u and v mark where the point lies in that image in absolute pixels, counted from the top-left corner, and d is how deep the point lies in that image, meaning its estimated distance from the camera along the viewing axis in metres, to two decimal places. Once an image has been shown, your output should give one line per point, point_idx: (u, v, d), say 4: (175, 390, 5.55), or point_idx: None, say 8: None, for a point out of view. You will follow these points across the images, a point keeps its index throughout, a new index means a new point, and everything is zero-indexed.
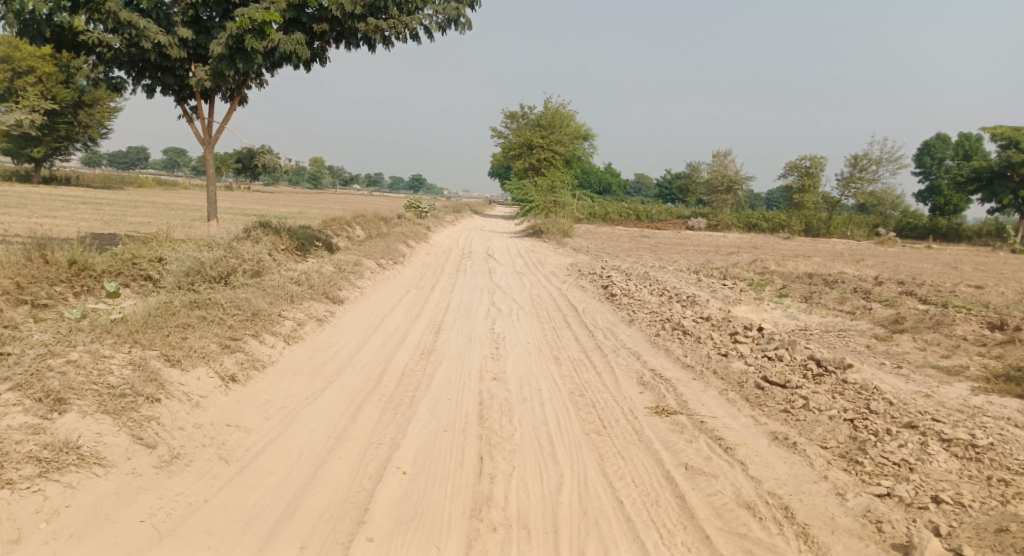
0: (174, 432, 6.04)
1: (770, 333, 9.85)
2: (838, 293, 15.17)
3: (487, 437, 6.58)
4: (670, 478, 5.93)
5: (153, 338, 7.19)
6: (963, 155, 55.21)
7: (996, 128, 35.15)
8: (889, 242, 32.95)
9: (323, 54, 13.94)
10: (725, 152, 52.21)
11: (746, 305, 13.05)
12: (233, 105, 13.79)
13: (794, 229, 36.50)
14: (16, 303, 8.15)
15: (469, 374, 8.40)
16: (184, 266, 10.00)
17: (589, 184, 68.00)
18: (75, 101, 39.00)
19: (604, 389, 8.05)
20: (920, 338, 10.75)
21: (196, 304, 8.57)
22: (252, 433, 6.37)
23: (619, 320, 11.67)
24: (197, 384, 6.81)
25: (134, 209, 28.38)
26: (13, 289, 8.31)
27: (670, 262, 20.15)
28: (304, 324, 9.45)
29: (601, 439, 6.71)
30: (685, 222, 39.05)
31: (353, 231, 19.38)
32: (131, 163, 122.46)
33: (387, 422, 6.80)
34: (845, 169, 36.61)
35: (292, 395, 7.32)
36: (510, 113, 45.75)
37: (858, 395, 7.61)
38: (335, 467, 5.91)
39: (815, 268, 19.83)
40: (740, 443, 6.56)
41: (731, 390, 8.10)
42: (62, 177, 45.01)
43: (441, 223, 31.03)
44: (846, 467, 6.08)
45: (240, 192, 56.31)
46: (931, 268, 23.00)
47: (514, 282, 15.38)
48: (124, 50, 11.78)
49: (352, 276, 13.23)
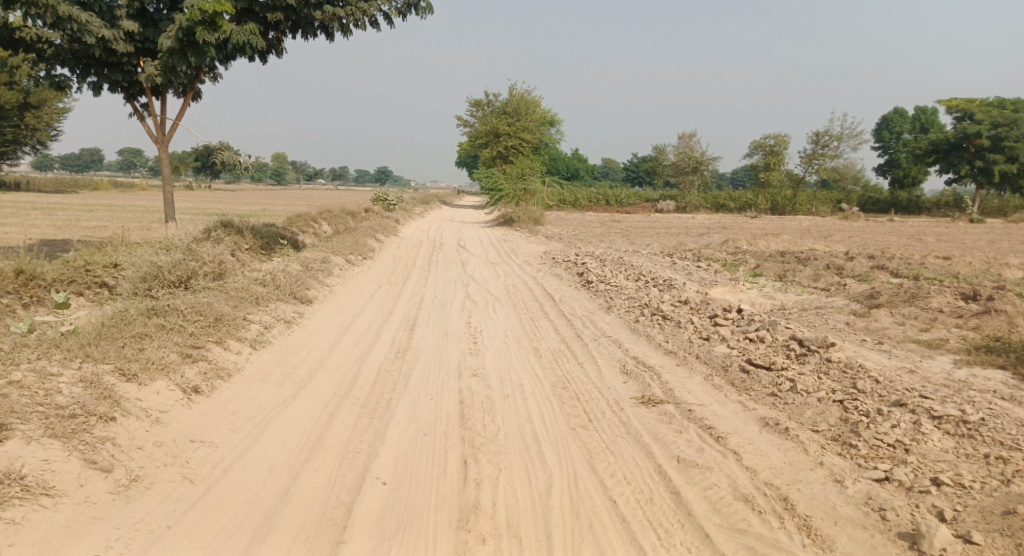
0: (133, 453, 5.66)
1: (750, 315, 9.67)
2: (812, 270, 15.08)
3: (470, 439, 6.28)
4: (663, 473, 5.70)
5: (107, 351, 6.76)
6: (920, 128, 56.02)
7: (951, 100, 35.51)
8: (854, 217, 33.20)
9: (279, 45, 13.45)
10: (690, 133, 52.24)
11: (723, 286, 12.90)
12: (187, 101, 13.24)
13: (760, 207, 36.68)
14: None
15: (447, 371, 8.09)
16: (139, 272, 9.51)
17: (556, 170, 67.67)
18: (22, 102, 37.67)
19: (587, 381, 7.79)
20: (898, 312, 10.66)
21: (154, 311, 8.12)
22: (218, 448, 6.01)
23: (596, 307, 11.42)
24: (156, 399, 6.41)
25: (91, 214, 27.44)
26: None
27: (642, 246, 19.97)
28: (271, 328, 9.05)
29: (588, 434, 6.45)
30: (653, 205, 39.02)
31: (319, 227, 18.90)
32: (85, 166, 119.32)
33: (363, 428, 6.47)
34: (808, 145, 36.77)
35: (261, 404, 6.95)
36: (474, 101, 45.19)
37: (843, 374, 7.45)
38: (309, 481, 5.58)
39: (787, 246, 19.79)
40: (731, 432, 6.34)
41: (716, 375, 7.89)
42: (13, 182, 43.54)
43: (409, 215, 30.54)
44: (841, 451, 5.90)
45: (200, 191, 55.17)
46: (897, 241, 23.14)
47: (487, 272, 15.05)
48: (66, 47, 11.17)
49: (320, 274, 12.80)
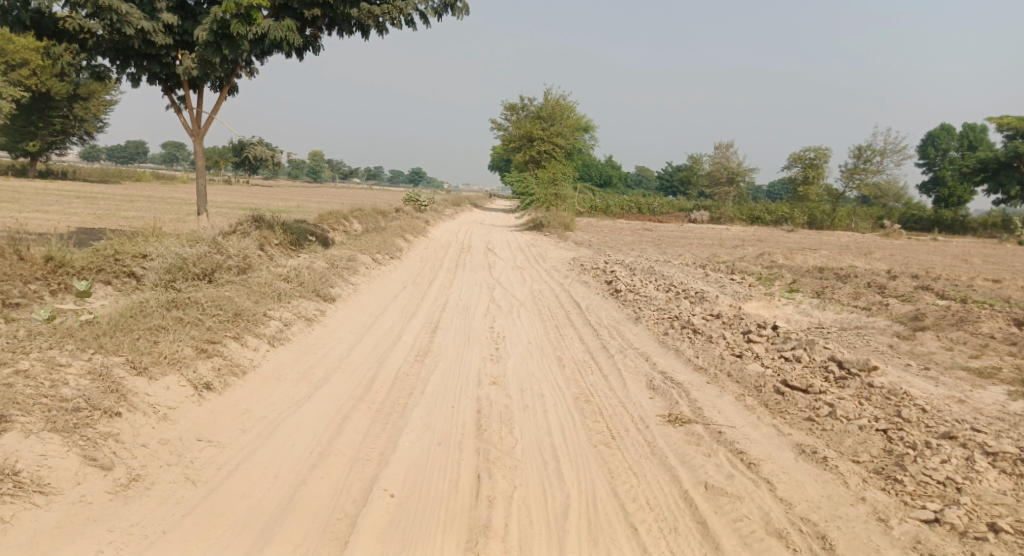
0: (135, 451, 5.43)
1: (786, 332, 9.23)
2: (851, 288, 14.51)
3: (485, 451, 5.97)
4: (690, 500, 5.34)
5: (121, 342, 6.56)
6: (967, 146, 54.43)
7: (1003, 118, 34.33)
8: (895, 234, 32.30)
9: (316, 41, 13.32)
10: (727, 144, 51.46)
11: (757, 301, 12.44)
12: (224, 95, 13.15)
13: (798, 221, 35.86)
14: None
15: (466, 378, 7.78)
16: (164, 263, 9.32)
17: (589, 177, 67.18)
18: (70, 94, 38.26)
19: (612, 394, 7.44)
20: (945, 337, 10.13)
21: (173, 303, 7.93)
22: (225, 448, 5.76)
23: (624, 317, 11.05)
24: (166, 395, 6.19)
25: (128, 204, 27.66)
26: None
27: (674, 256, 19.53)
28: (291, 325, 8.81)
29: (610, 452, 6.09)
30: (688, 215, 38.40)
31: (349, 225, 18.76)
32: (129, 157, 121.71)
33: (376, 434, 6.19)
34: (849, 160, 35.86)
35: (274, 404, 6.70)
36: (510, 105, 44.87)
37: (886, 401, 7.00)
38: (316, 489, 5.31)
39: (825, 262, 19.19)
40: (764, 458, 5.94)
41: (749, 395, 7.48)
42: (58, 171, 44.36)
43: (440, 217, 30.39)
44: (884, 486, 5.47)
45: (237, 186, 55.78)
46: (940, 261, 22.34)
47: (515, 277, 14.74)
48: (107, 38, 11.09)
49: (345, 272, 12.61)
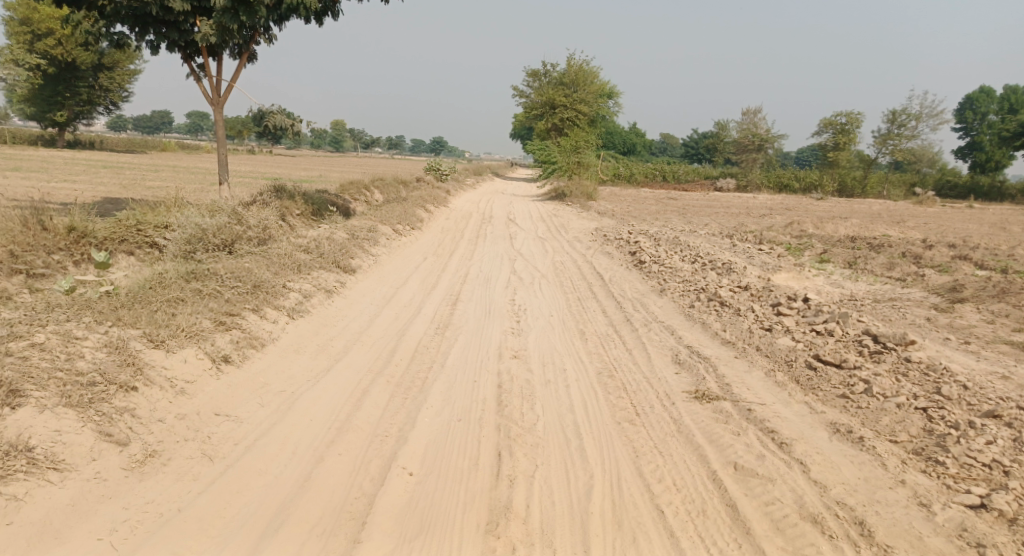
0: (152, 426, 5.31)
1: (817, 304, 8.90)
2: (885, 258, 14.06)
3: (506, 428, 5.78)
4: (718, 481, 5.12)
5: (139, 315, 6.40)
6: (1006, 110, 52.73)
7: None
8: (929, 202, 31.43)
9: (334, 7, 13.03)
10: (755, 109, 50.39)
11: (787, 271, 12.08)
12: (243, 63, 12.92)
13: (827, 189, 35.04)
14: (9, 273, 7.58)
15: (487, 352, 7.59)
16: (184, 234, 9.14)
17: (614, 144, 66.33)
18: (94, 64, 38.19)
19: (637, 369, 7.20)
20: (985, 309, 9.74)
21: (193, 275, 7.78)
22: (243, 423, 5.61)
23: (649, 289, 10.77)
24: (183, 367, 6.03)
25: (154, 174, 27.70)
26: (5, 258, 7.70)
27: (700, 225, 19.11)
28: (311, 297, 8.64)
29: (635, 430, 5.88)
30: (714, 183, 37.69)
31: (371, 195, 18.56)
32: (155, 128, 122.43)
33: (395, 409, 6.03)
34: (882, 125, 34.84)
35: (293, 377, 6.53)
36: (533, 71, 44.09)
37: (924, 377, 6.69)
38: (334, 467, 5.16)
39: (856, 231, 18.67)
40: (797, 438, 5.69)
41: (779, 371, 7.20)
42: (86, 141, 44.64)
43: (462, 186, 30.07)
44: (925, 468, 5.21)
45: (260, 155, 55.79)
46: (977, 229, 21.66)
47: (536, 248, 14.48)
48: (125, 4, 10.88)
49: (366, 243, 12.45)
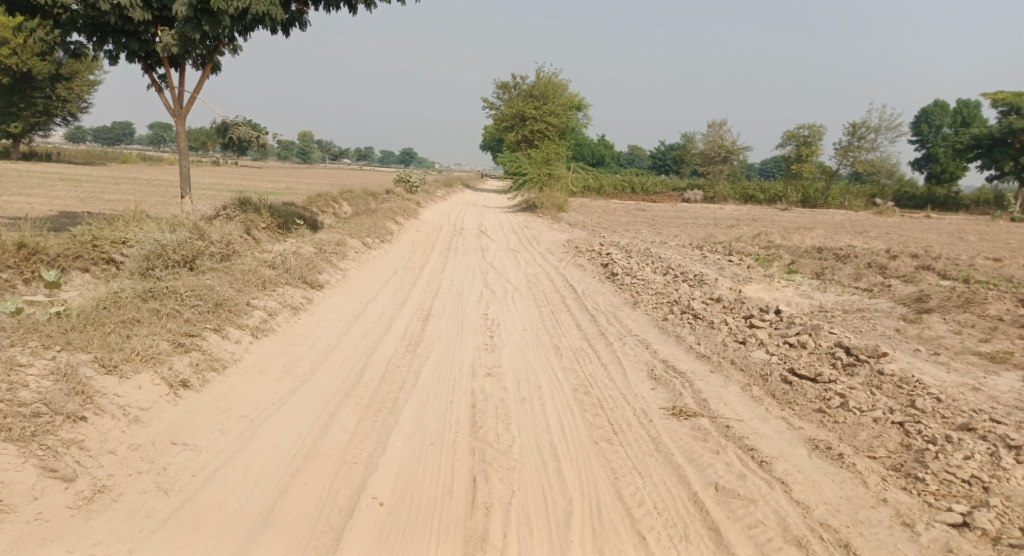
0: (102, 459, 5.03)
1: (789, 316, 8.87)
2: (852, 268, 14.17)
3: (481, 451, 5.60)
4: (700, 503, 5.02)
5: (91, 338, 6.09)
6: (960, 122, 54.00)
7: (997, 93, 33.74)
8: (889, 212, 31.94)
9: (301, 17, 12.81)
10: (720, 121, 51.00)
11: (757, 283, 12.09)
12: (206, 73, 12.61)
13: (791, 200, 35.48)
14: None
15: (459, 370, 7.39)
16: (143, 250, 8.80)
17: (581, 156, 66.68)
18: (52, 74, 37.24)
19: (612, 385, 7.07)
20: (953, 319, 9.81)
21: (151, 293, 7.45)
22: (202, 452, 5.36)
23: (622, 302, 10.69)
24: (138, 394, 5.73)
25: (115, 187, 27.04)
26: None
27: (670, 236, 19.15)
28: (276, 315, 8.36)
29: (612, 450, 5.74)
30: (681, 194, 37.93)
31: (339, 207, 18.28)
32: (116, 139, 120.36)
33: (364, 433, 5.81)
34: (843, 137, 35.40)
35: (256, 400, 6.27)
36: (501, 83, 44.16)
37: (899, 389, 6.67)
38: (300, 497, 4.94)
39: (822, 241, 18.86)
40: (776, 455, 5.60)
41: (755, 385, 7.13)
42: (44, 153, 43.56)
43: (432, 197, 29.85)
44: (905, 485, 5.18)
45: (225, 167, 55.00)
46: (937, 239, 22.01)
47: (508, 260, 14.34)
48: (81, 13, 10.55)
49: (334, 257, 12.20)
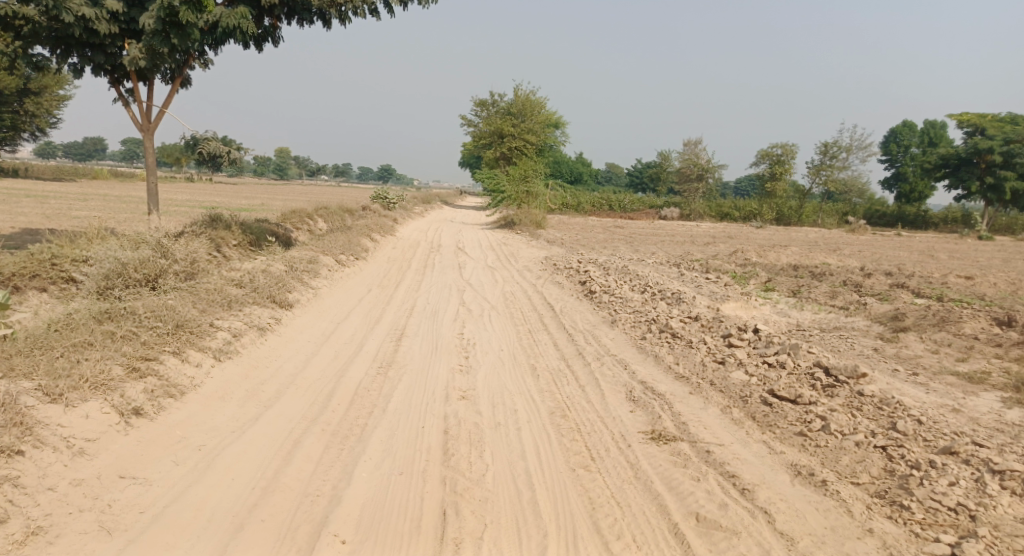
0: (40, 496, 4.72)
1: (768, 335, 8.74)
2: (828, 286, 14.12)
3: (452, 481, 5.36)
4: (680, 536, 4.83)
5: (36, 364, 5.77)
6: (928, 142, 54.92)
7: (964, 114, 34.27)
8: (860, 230, 32.21)
9: (275, 32, 12.58)
10: (695, 139, 51.42)
11: (735, 301, 11.98)
12: (175, 87, 12.31)
13: (765, 217, 35.71)
14: None
15: (432, 393, 7.14)
16: (102, 268, 8.44)
17: (558, 173, 66.87)
18: (21, 88, 36.49)
19: (589, 408, 6.86)
20: (929, 338, 9.75)
21: (107, 315, 7.11)
22: (152, 486, 5.06)
23: (599, 321, 10.51)
24: (84, 425, 5.41)
25: (83, 203, 26.48)
26: None
27: (647, 254, 19.06)
28: (241, 335, 8.05)
29: (590, 477, 5.52)
30: (657, 211, 38.00)
31: (314, 223, 17.97)
32: (88, 155, 118.76)
33: (329, 463, 5.54)
34: (815, 157, 35.74)
35: (216, 428, 5.97)
36: (480, 101, 44.23)
37: (880, 411, 6.53)
38: (256, 536, 4.66)
39: (798, 259, 18.89)
40: (759, 482, 5.42)
41: (734, 407, 6.96)
42: (11, 168, 42.63)
43: (409, 214, 29.62)
44: (890, 514, 5.04)
45: (198, 184, 54.30)
46: (909, 257, 22.17)
47: (484, 278, 14.12)
48: (45, 25, 10.21)
49: (305, 275, 11.91)
